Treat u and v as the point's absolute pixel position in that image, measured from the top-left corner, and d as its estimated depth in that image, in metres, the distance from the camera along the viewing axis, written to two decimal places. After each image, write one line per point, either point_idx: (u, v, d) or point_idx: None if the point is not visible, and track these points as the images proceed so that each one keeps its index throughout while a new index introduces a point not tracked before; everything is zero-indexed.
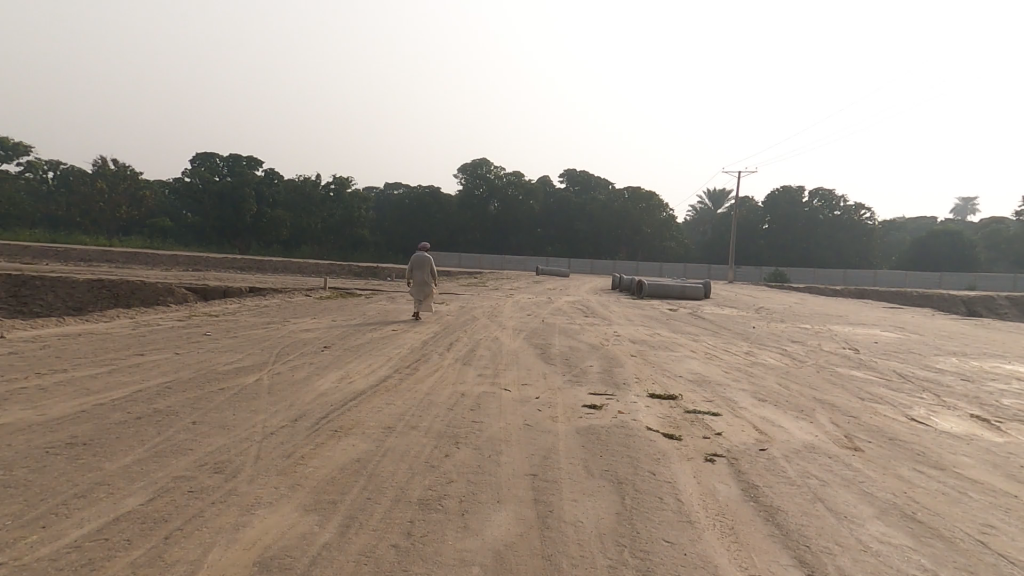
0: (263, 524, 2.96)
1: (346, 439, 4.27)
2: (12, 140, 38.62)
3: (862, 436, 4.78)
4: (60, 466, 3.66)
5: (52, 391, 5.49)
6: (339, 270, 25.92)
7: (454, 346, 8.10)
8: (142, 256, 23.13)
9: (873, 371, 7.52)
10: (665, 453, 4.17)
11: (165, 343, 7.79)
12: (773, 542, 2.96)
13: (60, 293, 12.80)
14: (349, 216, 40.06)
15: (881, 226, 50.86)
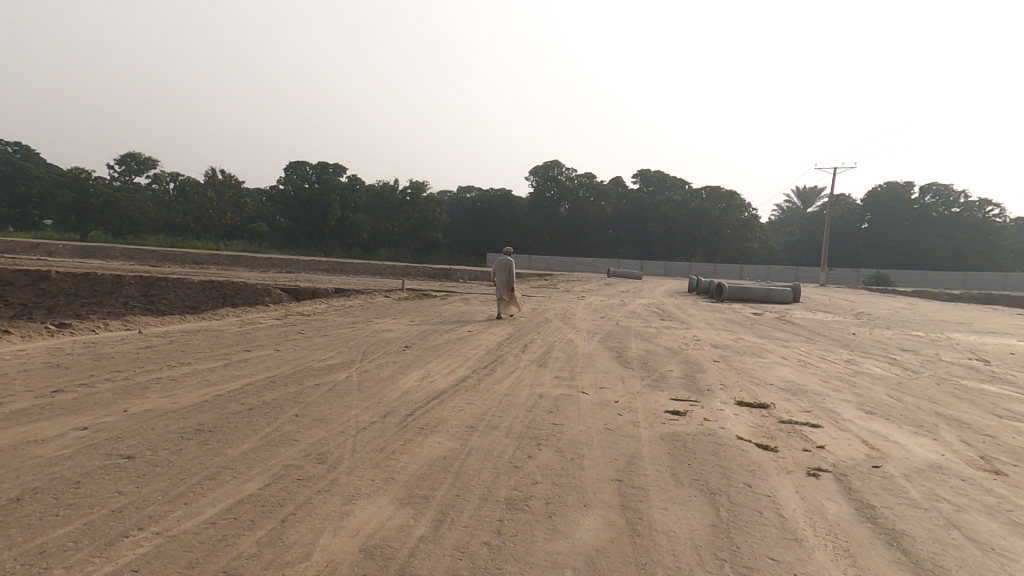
0: (365, 514, 3.14)
1: (432, 436, 4.43)
2: (143, 155, 43.38)
3: (1002, 458, 4.30)
4: (192, 449, 4.10)
5: (180, 381, 6.16)
6: (415, 271, 26.84)
7: (529, 347, 8.16)
8: (243, 259, 25.21)
9: (1005, 386, 6.74)
10: (761, 464, 3.98)
11: (267, 340, 8.46)
12: (896, 569, 2.75)
13: (179, 293, 14.18)
14: (425, 220, 41.36)
15: (1013, 224, 45.20)
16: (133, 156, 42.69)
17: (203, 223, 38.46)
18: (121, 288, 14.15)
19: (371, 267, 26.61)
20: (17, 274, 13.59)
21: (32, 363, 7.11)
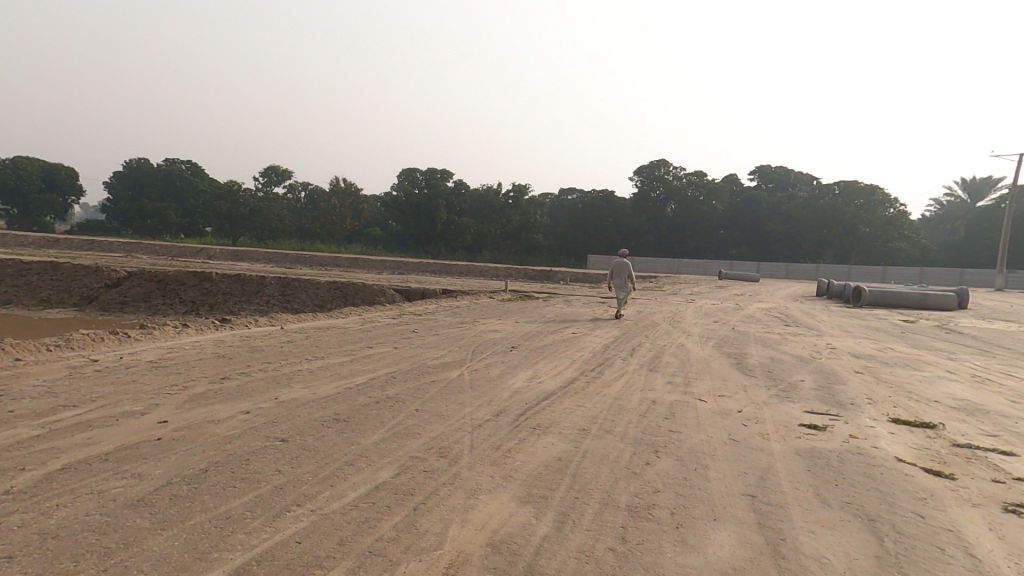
0: (487, 509, 3.36)
1: (546, 435, 4.54)
2: (280, 167, 48.50)
3: None
4: (332, 436, 4.89)
5: (317, 373, 7.05)
6: (517, 273, 27.29)
7: (638, 351, 7.95)
8: (361, 261, 27.24)
9: None
10: (935, 492, 3.50)
11: (386, 338, 9.08)
12: None
13: (310, 292, 15.69)
14: (526, 222, 42.05)
15: None
16: (273, 168, 47.91)
17: (327, 228, 42.38)
18: (263, 287, 15.76)
19: (475, 268, 27.52)
20: (187, 274, 15.71)
21: (205, 358, 8.48)
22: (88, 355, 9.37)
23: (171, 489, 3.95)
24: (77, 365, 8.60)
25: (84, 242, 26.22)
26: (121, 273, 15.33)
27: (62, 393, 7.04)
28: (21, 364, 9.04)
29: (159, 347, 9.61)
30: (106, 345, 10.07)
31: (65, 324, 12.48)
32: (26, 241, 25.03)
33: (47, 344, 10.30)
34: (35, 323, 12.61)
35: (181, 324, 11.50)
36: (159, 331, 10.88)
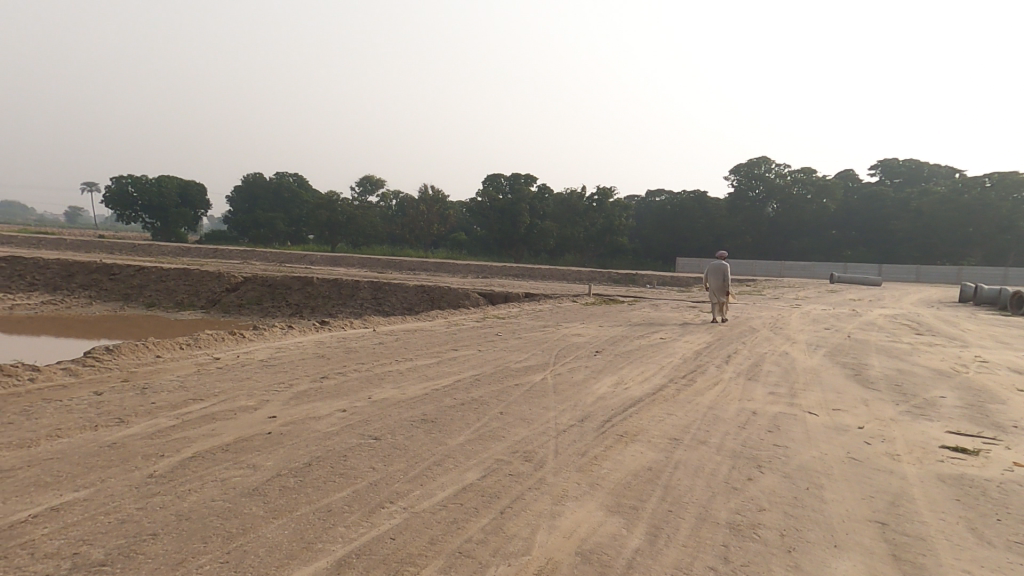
0: (575, 517, 3.31)
1: (634, 443, 4.41)
2: (374, 177, 51.61)
3: None
4: (421, 436, 5.08)
5: (406, 375, 7.37)
6: (601, 276, 26.90)
7: (733, 358, 7.48)
8: (447, 266, 28.24)
9: None
10: None
11: (471, 341, 9.31)
12: None
13: (399, 296, 16.49)
14: (610, 225, 41.34)
15: None
16: (368, 178, 51.07)
17: (415, 234, 44.43)
18: (358, 290, 16.81)
19: (558, 272, 27.51)
20: (292, 279, 17.07)
21: (308, 357, 9.21)
22: (212, 352, 10.53)
23: (280, 480, 4.31)
24: (203, 362, 9.73)
25: (209, 251, 29.49)
26: (239, 278, 17.03)
27: (191, 387, 7.97)
28: (160, 361, 10.37)
29: (269, 346, 10.58)
30: (227, 344, 11.29)
31: (195, 325, 14.14)
32: (165, 251, 28.62)
33: (181, 343, 11.77)
34: (172, 323, 14.42)
35: (287, 325, 12.57)
36: (268, 332, 11.98)
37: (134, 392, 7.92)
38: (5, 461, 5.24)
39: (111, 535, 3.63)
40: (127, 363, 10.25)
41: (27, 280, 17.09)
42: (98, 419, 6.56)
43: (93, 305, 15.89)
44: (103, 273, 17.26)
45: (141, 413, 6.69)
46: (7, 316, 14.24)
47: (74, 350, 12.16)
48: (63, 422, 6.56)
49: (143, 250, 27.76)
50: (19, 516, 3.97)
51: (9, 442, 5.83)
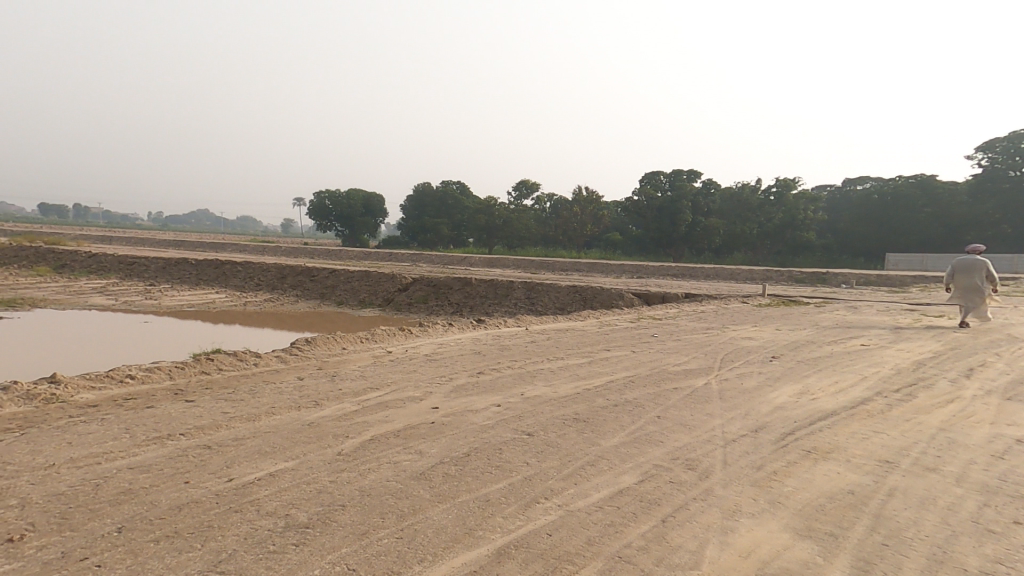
0: (753, 535, 3.13)
1: (822, 464, 4.01)
2: (527, 181, 53.41)
3: None
4: (573, 435, 5.14)
5: (557, 373, 7.55)
6: (778, 275, 24.37)
7: (977, 372, 6.31)
8: (600, 266, 28.13)
9: None
10: None
11: (624, 341, 9.13)
12: None
13: (552, 295, 16.91)
14: (791, 218, 37.08)
15: None
16: (523, 183, 53.25)
17: (568, 235, 45.40)
18: (512, 290, 17.62)
19: (723, 272, 25.64)
20: (453, 280, 18.48)
21: (465, 353, 9.98)
22: (386, 346, 11.95)
23: (443, 467, 4.71)
24: (379, 354, 11.11)
25: (386, 255, 33.46)
26: (409, 279, 19.02)
27: (369, 376, 9.21)
28: (346, 352, 12.15)
29: (433, 342, 11.65)
30: (398, 339, 12.72)
31: (374, 320, 16.24)
32: (352, 255, 33.19)
33: (362, 336, 13.54)
34: (356, 319, 16.70)
35: (449, 322, 13.69)
36: (433, 328, 13.22)
37: (326, 378, 9.37)
38: (239, 431, 6.64)
39: (311, 503, 4.34)
40: (321, 353, 12.25)
41: (254, 280, 21.06)
42: (300, 400, 7.92)
43: (300, 302, 19.02)
44: (306, 276, 20.62)
45: (331, 398, 7.89)
46: (241, 311, 17.83)
47: (284, 340, 14.82)
48: (277, 401, 8.04)
49: (335, 255, 32.60)
50: (248, 478, 5.00)
51: (242, 416, 7.35)
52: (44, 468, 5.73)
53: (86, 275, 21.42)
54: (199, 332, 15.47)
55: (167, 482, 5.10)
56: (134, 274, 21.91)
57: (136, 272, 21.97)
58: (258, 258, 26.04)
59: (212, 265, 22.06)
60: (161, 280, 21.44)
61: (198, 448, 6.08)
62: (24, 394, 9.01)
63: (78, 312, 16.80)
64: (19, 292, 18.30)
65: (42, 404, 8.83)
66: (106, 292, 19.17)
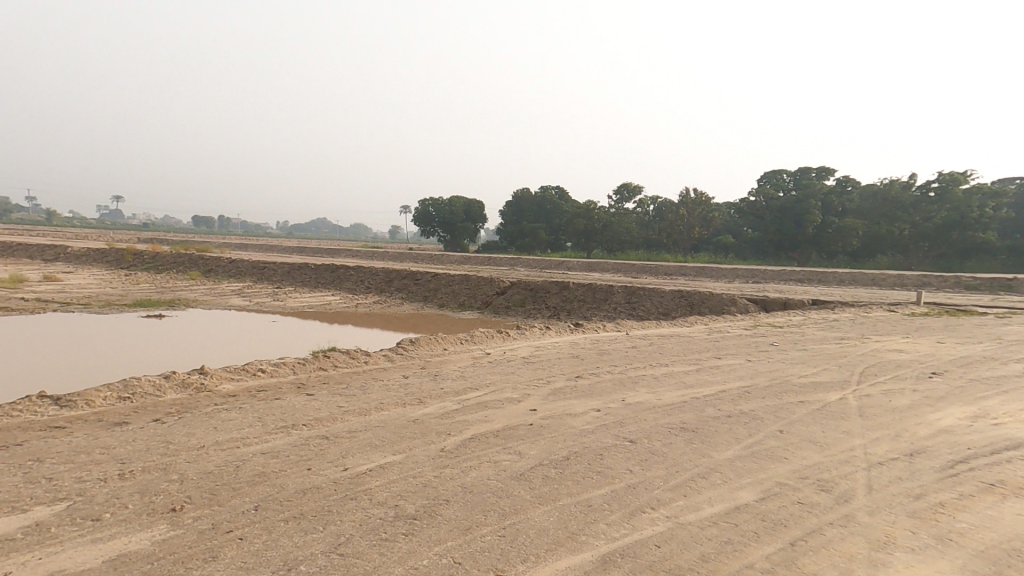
0: (910, 570, 3.25)
1: (1007, 501, 4.00)
2: (631, 184, 52.06)
3: None
4: (681, 445, 5.49)
5: (661, 380, 7.70)
6: (940, 283, 21.83)
7: None
8: (709, 270, 26.86)
9: None
10: None
11: (738, 349, 8.81)
12: None
13: (654, 300, 16.56)
14: (959, 218, 32.38)
15: None
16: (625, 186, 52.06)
17: (673, 239, 43.79)
18: (611, 294, 17.38)
19: (862, 278, 23.33)
20: (551, 283, 18.64)
21: (564, 357, 10.20)
22: (486, 347, 12.34)
23: (543, 469, 5.29)
24: (478, 355, 11.54)
25: (485, 259, 34.62)
26: (506, 283, 19.45)
27: (468, 377, 9.55)
28: (447, 353, 12.72)
29: (530, 345, 11.82)
30: (495, 342, 12.94)
31: (473, 323, 16.79)
32: (453, 259, 34.72)
33: (461, 338, 14.09)
34: (456, 321, 17.35)
35: (545, 325, 13.74)
36: (530, 331, 13.33)
37: (429, 377, 9.92)
38: (351, 424, 7.28)
39: (417, 495, 4.94)
40: (424, 353, 12.92)
41: (365, 283, 22.76)
42: (405, 398, 8.40)
43: (404, 304, 20.12)
44: (411, 279, 21.87)
45: (434, 395, 8.43)
46: (353, 312, 19.32)
47: (389, 340, 15.86)
48: (384, 397, 8.62)
49: (437, 259, 34.35)
50: (361, 469, 5.69)
51: (353, 410, 7.98)
52: (194, 449, 6.64)
53: (227, 279, 24.44)
54: (317, 331, 17.06)
55: (293, 468, 5.86)
56: (265, 276, 24.63)
57: (267, 275, 24.68)
58: (369, 263, 28.14)
59: (330, 269, 24.22)
60: (286, 282, 23.91)
61: (317, 437, 6.82)
62: (181, 382, 10.50)
63: (222, 311, 19.25)
64: (176, 293, 21.36)
65: (194, 391, 10.23)
66: (243, 293, 21.82)
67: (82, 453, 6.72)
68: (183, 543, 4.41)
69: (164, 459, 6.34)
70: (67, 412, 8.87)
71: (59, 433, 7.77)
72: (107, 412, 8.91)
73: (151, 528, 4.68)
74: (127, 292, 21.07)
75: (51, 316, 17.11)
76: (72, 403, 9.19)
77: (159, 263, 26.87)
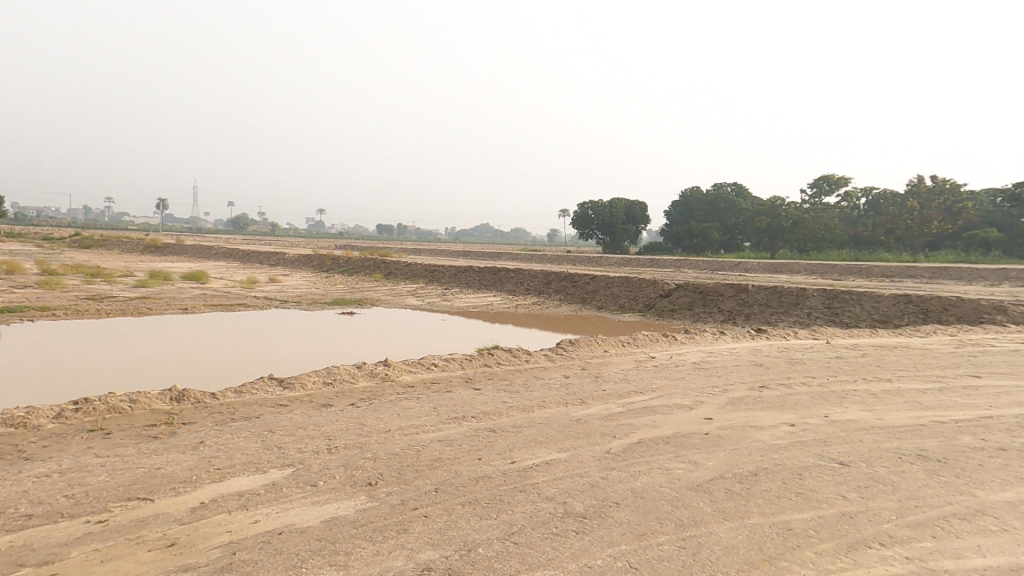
0: None
1: None
2: (837, 176, 48.27)
3: None
4: (919, 475, 5.13)
5: (880, 398, 7.14)
6: None
7: None
8: (952, 271, 23.07)
9: None
10: None
11: (1002, 368, 8.02)
12: None
13: (867, 306, 14.90)
14: None
15: None
16: (830, 178, 48.30)
17: (896, 234, 38.72)
18: (806, 299, 15.92)
19: None
20: (725, 287, 17.61)
21: (743, 365, 9.53)
22: (650, 352, 12.00)
23: (724, 483, 5.37)
24: (642, 359, 11.26)
25: (648, 261, 33.81)
26: (671, 286, 18.83)
27: (632, 380, 9.51)
28: (608, 355, 12.64)
29: (702, 350, 11.24)
30: (662, 345, 12.65)
31: (634, 325, 16.46)
32: (613, 262, 34.50)
33: (624, 340, 13.95)
34: (617, 322, 17.27)
35: (719, 330, 12.94)
36: (701, 336, 12.70)
37: (591, 378, 9.98)
38: (516, 419, 7.76)
39: (584, 495, 5.26)
40: (584, 354, 13.02)
41: (524, 285, 23.74)
42: (567, 397, 8.76)
43: (563, 305, 20.52)
44: (569, 281, 22.28)
45: (595, 397, 8.66)
46: (513, 312, 20.33)
47: (550, 340, 16.39)
48: (546, 395, 8.97)
49: (597, 262, 34.51)
50: (527, 463, 6.14)
51: (517, 406, 8.43)
52: (382, 431, 7.56)
53: (404, 281, 27.35)
54: (480, 329, 18.27)
55: (465, 456, 6.46)
56: (435, 278, 27.05)
57: (436, 277, 27.09)
58: (525, 266, 29.31)
59: (491, 272, 25.76)
60: (452, 284, 26.00)
61: (485, 430, 7.37)
62: (369, 372, 12.03)
63: (400, 310, 21.64)
64: (363, 293, 24.51)
65: (379, 380, 11.65)
66: (417, 294, 24.29)
67: (301, 427, 8.06)
68: (379, 514, 5.09)
69: (360, 438, 7.33)
70: (289, 392, 10.70)
71: (284, 410, 9.41)
72: (315, 395, 10.55)
73: (354, 497, 5.48)
74: (327, 292, 24.75)
75: (269, 313, 20.76)
76: (291, 385, 11.03)
77: (349, 266, 31.08)
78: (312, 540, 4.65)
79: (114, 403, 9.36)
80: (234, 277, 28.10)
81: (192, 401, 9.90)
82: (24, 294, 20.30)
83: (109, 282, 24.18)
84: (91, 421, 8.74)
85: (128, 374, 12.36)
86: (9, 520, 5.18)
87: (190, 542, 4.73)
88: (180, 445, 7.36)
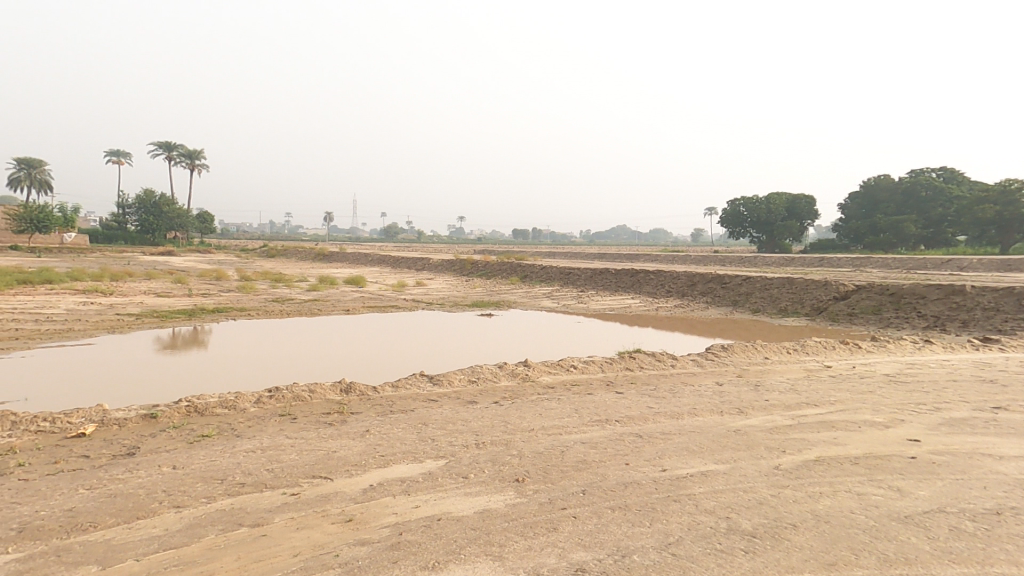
0: None
1: None
2: None
3: None
4: None
5: None
6: None
7: None
8: None
9: None
10: None
11: None
12: None
13: None
14: None
15: None
16: None
17: None
18: None
19: None
20: (928, 289, 15.34)
21: (963, 381, 8.16)
22: (824, 360, 10.81)
23: (941, 518, 4.62)
24: (813, 368, 10.14)
25: (814, 260, 30.73)
26: (849, 288, 16.89)
27: (802, 391, 8.60)
28: (770, 363, 11.61)
29: (898, 361, 9.85)
30: (839, 354, 11.37)
31: (802, 331, 15.00)
32: (770, 263, 31.87)
33: (790, 347, 12.73)
34: (779, 328, 15.83)
35: (919, 338, 11.26)
36: (894, 345, 11.15)
37: (749, 387, 9.23)
38: (666, 426, 7.43)
39: (750, 512, 4.87)
40: (741, 361, 12.10)
41: (666, 287, 22.90)
42: (723, 406, 8.19)
43: (714, 308, 19.41)
44: (716, 283, 21.02)
45: (756, 407, 7.99)
46: (655, 314, 19.69)
47: (698, 344, 15.52)
48: (697, 402, 8.48)
49: (750, 262, 32.15)
50: (680, 472, 5.83)
51: (665, 412, 8.09)
52: (526, 430, 7.70)
53: (539, 283, 27.90)
54: (620, 332, 17.90)
55: (611, 460, 6.33)
56: (570, 281, 27.25)
57: (571, 280, 27.24)
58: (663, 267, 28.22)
59: (629, 274, 25.23)
60: (588, 286, 25.93)
61: (631, 434, 7.15)
62: (510, 371, 12.37)
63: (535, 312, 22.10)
64: (501, 296, 25.41)
65: (520, 380, 11.93)
66: (553, 297, 24.61)
67: (450, 422, 8.53)
68: (529, 509, 5.17)
69: (505, 435, 7.53)
70: (438, 388, 11.40)
71: (435, 404, 10.04)
72: (461, 392, 11.12)
73: (504, 491, 5.64)
74: (466, 295, 26.09)
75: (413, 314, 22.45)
76: (440, 381, 11.75)
77: (487, 270, 32.51)
78: (469, 529, 4.86)
79: (297, 392, 10.70)
80: (385, 282, 30.91)
81: (357, 393, 10.96)
82: (225, 297, 24.35)
83: (288, 286, 28.03)
84: (280, 406, 10.08)
85: (301, 366, 14.20)
86: (227, 485, 6.13)
87: (363, 518, 5.20)
88: (350, 432, 8.18)
